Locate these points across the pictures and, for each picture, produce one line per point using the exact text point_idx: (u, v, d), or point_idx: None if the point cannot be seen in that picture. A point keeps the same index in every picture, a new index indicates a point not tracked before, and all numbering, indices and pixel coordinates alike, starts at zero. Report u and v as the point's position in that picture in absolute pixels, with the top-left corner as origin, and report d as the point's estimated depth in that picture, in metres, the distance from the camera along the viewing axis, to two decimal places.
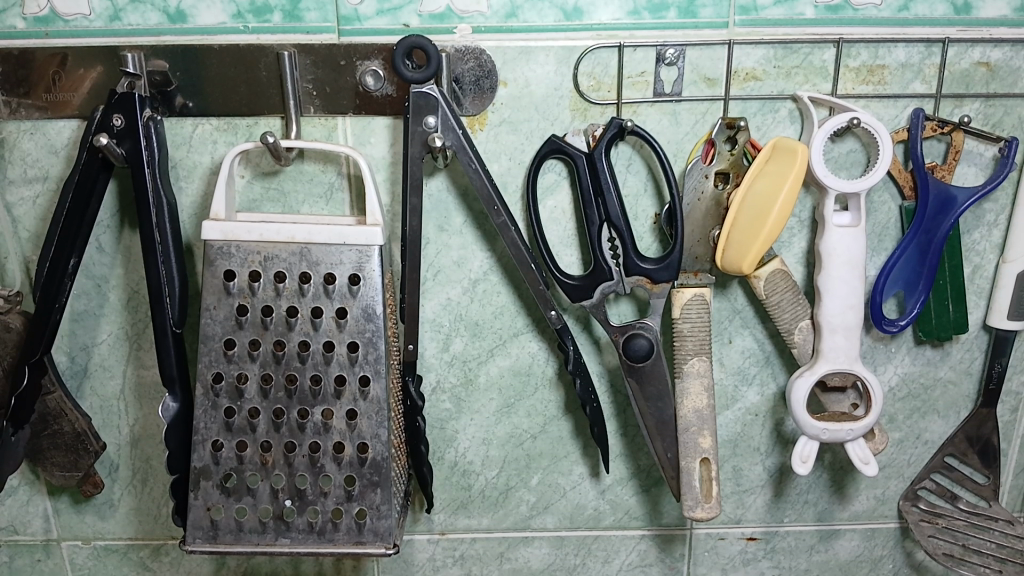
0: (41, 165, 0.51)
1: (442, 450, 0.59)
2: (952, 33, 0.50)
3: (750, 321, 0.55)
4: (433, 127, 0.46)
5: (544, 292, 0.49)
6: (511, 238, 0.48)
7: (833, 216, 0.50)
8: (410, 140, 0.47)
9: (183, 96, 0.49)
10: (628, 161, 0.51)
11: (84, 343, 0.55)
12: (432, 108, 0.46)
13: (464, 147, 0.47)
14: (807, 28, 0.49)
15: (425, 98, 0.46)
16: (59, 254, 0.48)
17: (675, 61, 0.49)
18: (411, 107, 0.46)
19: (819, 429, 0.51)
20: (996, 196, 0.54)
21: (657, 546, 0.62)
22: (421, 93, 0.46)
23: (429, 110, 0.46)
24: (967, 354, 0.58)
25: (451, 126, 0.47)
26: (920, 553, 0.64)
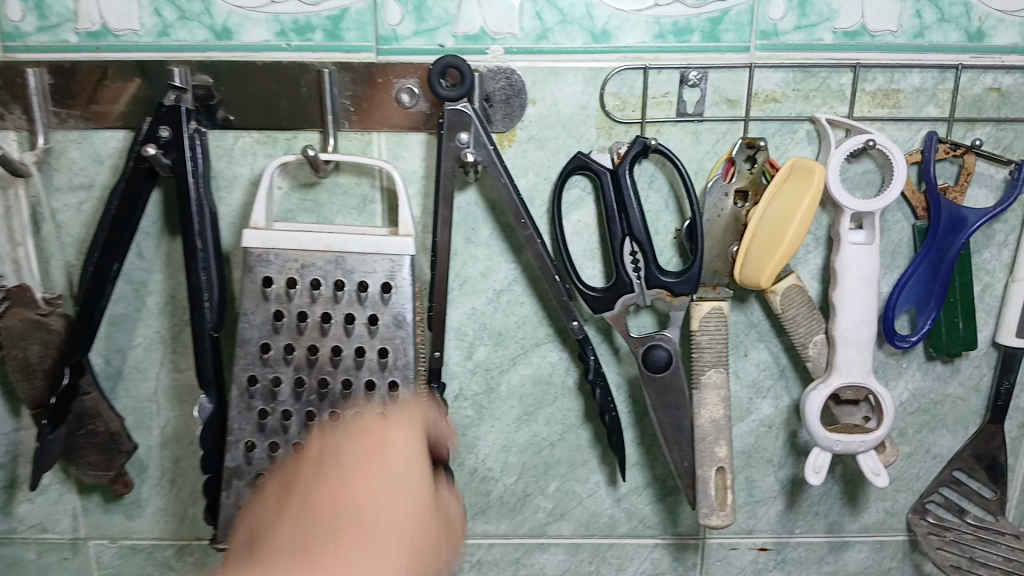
0: (87, 173, 0.53)
1: (462, 456, 0.60)
2: (964, 60, 0.52)
3: (765, 335, 0.57)
4: (466, 143, 0.48)
5: (567, 302, 0.51)
6: (537, 249, 0.50)
7: (848, 233, 0.51)
8: (443, 156, 0.48)
9: (225, 110, 0.51)
10: (650, 177, 0.53)
11: (120, 346, 0.57)
12: (465, 123, 0.48)
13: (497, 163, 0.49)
14: (825, 54, 0.51)
15: (458, 112, 0.48)
16: (103, 260, 0.50)
17: (699, 83, 0.51)
18: (445, 120, 0.48)
19: (832, 440, 0.52)
20: (1006, 217, 0.56)
21: (671, 555, 0.63)
22: (454, 107, 0.48)
23: (462, 125, 0.48)
24: (976, 371, 0.59)
25: (484, 143, 0.48)
26: (928, 565, 0.65)
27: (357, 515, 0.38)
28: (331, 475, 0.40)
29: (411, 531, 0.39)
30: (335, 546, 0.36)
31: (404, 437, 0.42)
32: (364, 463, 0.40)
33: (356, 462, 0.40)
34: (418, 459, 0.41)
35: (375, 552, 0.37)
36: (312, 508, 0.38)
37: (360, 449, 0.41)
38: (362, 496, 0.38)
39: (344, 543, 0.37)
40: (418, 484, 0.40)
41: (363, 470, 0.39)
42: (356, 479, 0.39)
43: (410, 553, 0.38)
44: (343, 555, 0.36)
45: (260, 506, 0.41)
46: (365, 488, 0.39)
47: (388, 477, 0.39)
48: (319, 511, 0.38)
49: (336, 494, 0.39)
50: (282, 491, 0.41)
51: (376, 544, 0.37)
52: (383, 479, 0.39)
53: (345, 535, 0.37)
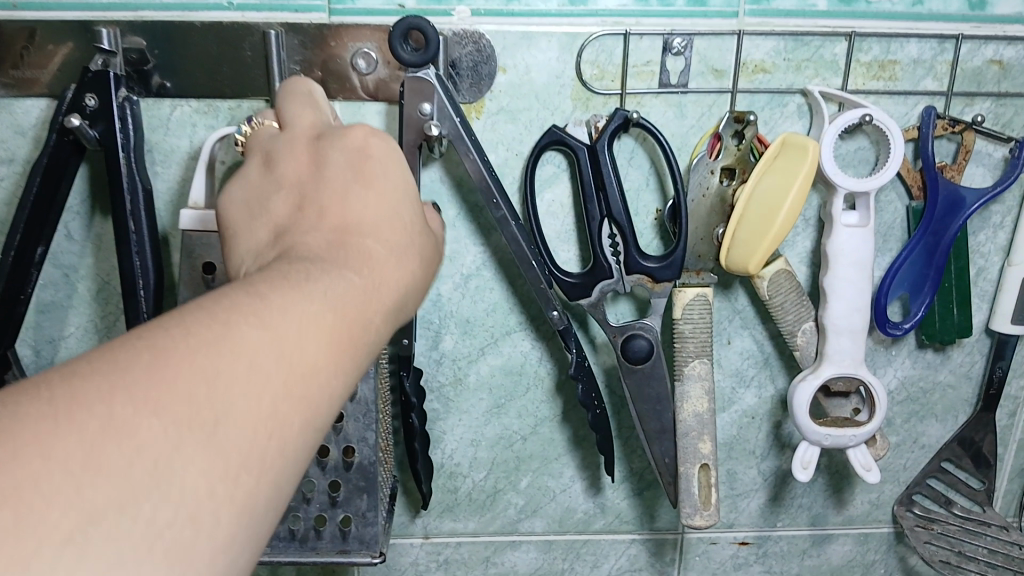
0: (7, 146, 0.48)
1: (428, 451, 0.56)
2: (965, 29, 0.48)
3: (750, 322, 0.54)
4: (430, 114, 0.44)
5: (546, 290, 0.47)
6: (511, 232, 0.46)
7: (841, 215, 0.48)
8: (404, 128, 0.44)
9: (161, 75, 0.46)
10: (630, 154, 0.49)
11: (51, 336, 0.52)
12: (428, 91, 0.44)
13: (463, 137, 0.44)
14: (819, 20, 0.47)
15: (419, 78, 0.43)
16: (25, 243, 0.45)
17: (683, 51, 0.47)
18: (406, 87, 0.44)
19: (822, 434, 0.49)
20: (1003, 197, 0.53)
21: (648, 551, 0.60)
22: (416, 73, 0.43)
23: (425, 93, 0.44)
24: (967, 358, 0.57)
25: (449, 114, 0.44)
26: (913, 557, 0.63)
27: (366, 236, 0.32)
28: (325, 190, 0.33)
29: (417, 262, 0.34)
30: (348, 258, 0.30)
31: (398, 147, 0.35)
32: (363, 180, 0.34)
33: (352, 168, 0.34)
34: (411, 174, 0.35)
35: (389, 272, 0.32)
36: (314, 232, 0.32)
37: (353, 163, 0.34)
38: (366, 221, 0.32)
39: (362, 263, 0.31)
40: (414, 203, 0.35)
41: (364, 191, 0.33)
42: (352, 194, 0.33)
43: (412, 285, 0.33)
44: (361, 269, 0.30)
45: (247, 239, 0.34)
46: (362, 201, 0.33)
47: (392, 202, 0.34)
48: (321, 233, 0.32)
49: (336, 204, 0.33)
50: (288, 199, 0.34)
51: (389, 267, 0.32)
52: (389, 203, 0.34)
53: (359, 250, 0.31)
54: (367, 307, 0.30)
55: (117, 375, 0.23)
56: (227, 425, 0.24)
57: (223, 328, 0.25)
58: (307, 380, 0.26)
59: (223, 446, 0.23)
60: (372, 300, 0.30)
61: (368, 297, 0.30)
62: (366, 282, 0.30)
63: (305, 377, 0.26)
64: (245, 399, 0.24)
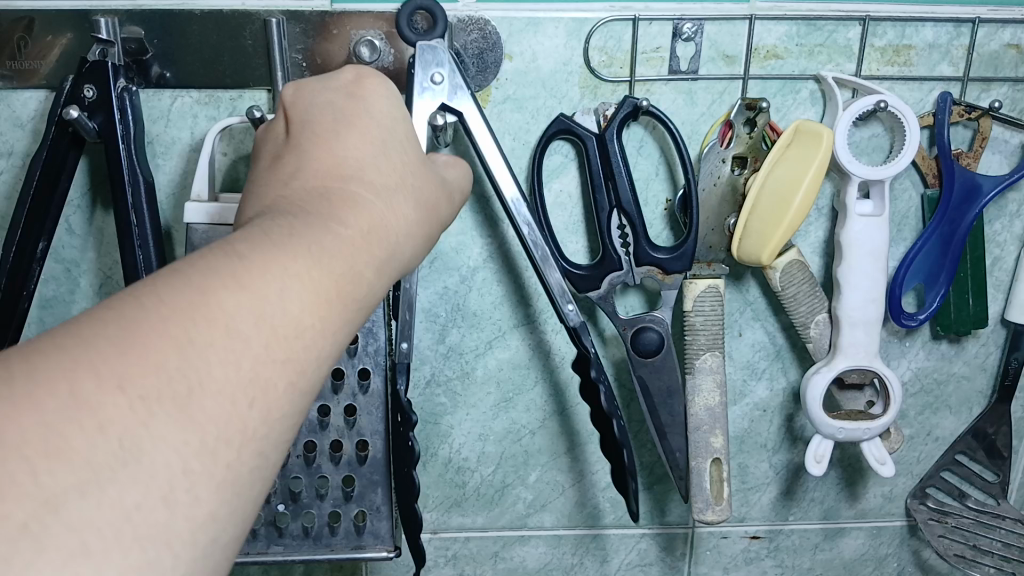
0: (6, 139, 0.47)
1: (435, 445, 0.56)
2: (982, 13, 0.47)
3: (761, 314, 0.53)
4: (442, 79, 0.42)
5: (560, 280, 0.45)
6: (522, 215, 0.44)
7: (856, 204, 0.47)
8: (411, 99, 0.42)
9: (160, 66, 0.45)
10: (640, 142, 0.48)
11: (52, 332, 0.51)
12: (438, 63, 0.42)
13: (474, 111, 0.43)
14: (831, 5, 0.46)
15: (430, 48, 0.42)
16: (27, 237, 0.44)
17: (693, 37, 0.46)
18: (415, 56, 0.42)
19: (836, 428, 0.48)
20: (1020, 185, 0.52)
21: (658, 545, 0.59)
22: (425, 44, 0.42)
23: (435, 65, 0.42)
24: (982, 349, 0.56)
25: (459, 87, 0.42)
26: (927, 551, 0.62)
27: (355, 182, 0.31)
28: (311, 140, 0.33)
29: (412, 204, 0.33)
30: (338, 203, 0.29)
31: (388, 93, 0.35)
32: (352, 127, 0.33)
33: (339, 117, 0.33)
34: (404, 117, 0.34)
35: (380, 217, 0.31)
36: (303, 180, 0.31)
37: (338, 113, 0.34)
38: (353, 167, 0.32)
39: (352, 209, 0.30)
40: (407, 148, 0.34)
41: (349, 138, 0.33)
42: (339, 141, 0.32)
43: (410, 227, 0.32)
44: (351, 214, 0.29)
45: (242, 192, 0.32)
46: (349, 148, 0.32)
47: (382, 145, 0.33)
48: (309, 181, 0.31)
49: (323, 154, 0.32)
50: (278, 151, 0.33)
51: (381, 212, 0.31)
52: (379, 146, 0.33)
53: (346, 197, 0.30)
54: (359, 252, 0.29)
55: (78, 350, 0.21)
56: (201, 395, 0.23)
57: (203, 282, 0.24)
58: (290, 339, 0.25)
59: (197, 416, 0.22)
60: (364, 246, 0.29)
61: (359, 241, 0.29)
62: (357, 227, 0.29)
63: (290, 338, 0.25)
64: (222, 363, 0.23)
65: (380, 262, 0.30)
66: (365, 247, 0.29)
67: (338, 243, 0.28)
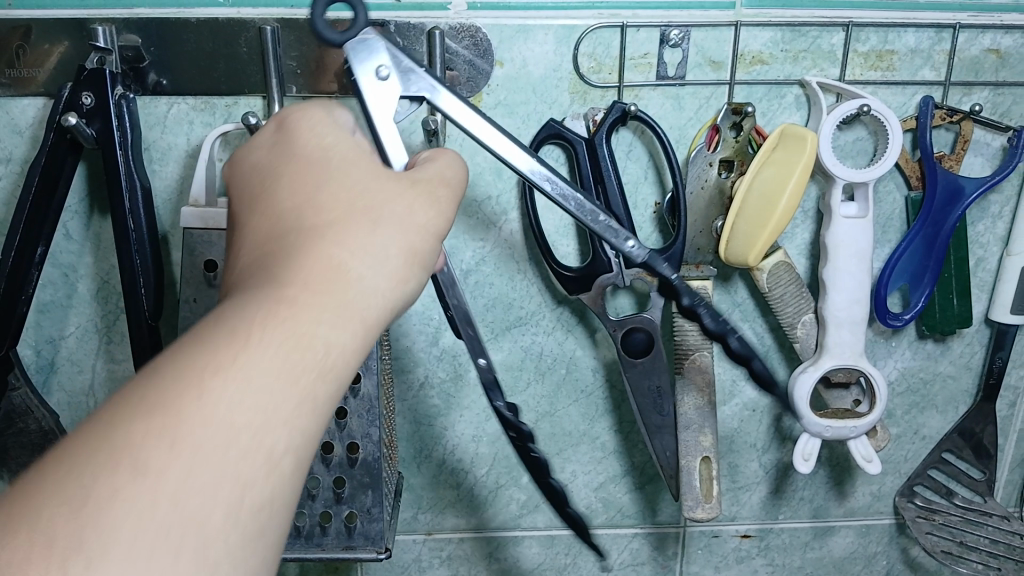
0: (5, 146, 0.48)
1: (430, 447, 0.56)
2: (962, 19, 0.48)
3: (750, 315, 0.54)
4: (388, 77, 0.37)
5: (605, 223, 0.38)
6: (555, 185, 0.37)
7: (840, 206, 0.48)
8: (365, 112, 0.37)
9: (156, 73, 0.46)
10: (629, 147, 0.49)
11: (51, 336, 0.52)
12: (377, 57, 0.37)
13: (433, 87, 0.37)
14: (815, 12, 0.47)
15: (362, 42, 0.37)
16: (25, 242, 0.45)
17: (680, 43, 0.47)
18: (350, 59, 0.37)
19: (822, 425, 0.49)
20: (1002, 187, 0.53)
21: (650, 545, 0.60)
22: (356, 34, 0.37)
23: (374, 59, 0.37)
24: (967, 349, 0.57)
25: (409, 71, 0.37)
26: (915, 549, 0.63)
27: (302, 232, 0.30)
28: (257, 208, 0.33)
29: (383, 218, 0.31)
30: (282, 263, 0.29)
31: (317, 121, 0.34)
32: (288, 182, 0.33)
33: (277, 176, 0.33)
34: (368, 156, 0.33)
35: (333, 254, 0.29)
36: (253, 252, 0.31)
37: (277, 170, 0.34)
38: (298, 219, 0.31)
39: (298, 262, 0.29)
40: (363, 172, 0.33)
41: (289, 195, 0.32)
42: (282, 200, 0.32)
43: (386, 243, 0.31)
44: (295, 268, 0.29)
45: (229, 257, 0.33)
46: (291, 203, 0.32)
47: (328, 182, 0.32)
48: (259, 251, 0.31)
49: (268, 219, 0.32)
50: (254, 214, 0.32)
51: (334, 249, 0.30)
52: (324, 187, 0.32)
53: (293, 252, 0.29)
54: (307, 300, 0.28)
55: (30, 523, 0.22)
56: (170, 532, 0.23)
57: (133, 402, 0.24)
58: (257, 434, 0.25)
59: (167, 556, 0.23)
60: (313, 291, 0.28)
61: (303, 288, 0.28)
62: (299, 276, 0.28)
63: (254, 434, 0.25)
64: (186, 491, 0.23)
65: (343, 297, 0.28)
66: (316, 293, 0.28)
67: (280, 299, 0.27)
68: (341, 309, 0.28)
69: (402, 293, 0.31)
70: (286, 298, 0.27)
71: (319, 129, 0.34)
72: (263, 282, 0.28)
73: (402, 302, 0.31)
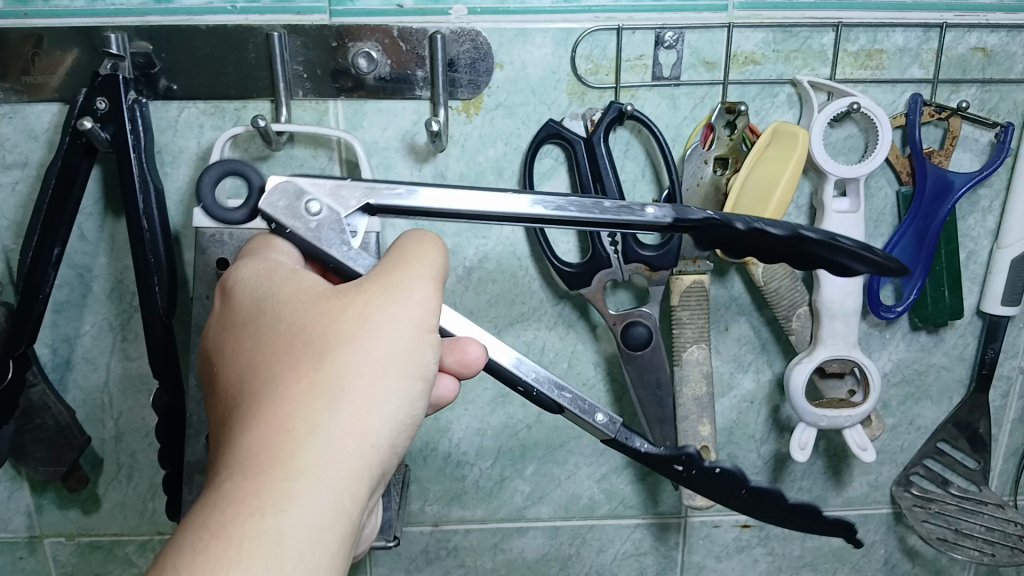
0: (21, 150, 0.49)
1: (435, 440, 0.58)
2: (949, 18, 0.50)
3: (746, 308, 0.55)
4: (320, 208, 0.37)
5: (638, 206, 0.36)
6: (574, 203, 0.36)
7: (833, 201, 0.49)
8: (327, 251, 0.37)
9: (167, 78, 0.48)
10: (626, 146, 0.50)
11: (66, 335, 0.54)
12: (301, 196, 0.37)
13: (372, 188, 0.37)
14: (806, 12, 0.49)
15: (279, 192, 0.37)
16: (42, 244, 0.46)
17: (675, 44, 0.48)
18: (281, 216, 0.37)
19: (818, 415, 0.50)
20: (991, 181, 0.54)
21: (652, 535, 0.61)
22: (269, 190, 0.37)
23: (300, 200, 0.37)
24: (961, 340, 0.58)
25: (336, 189, 0.37)
26: (913, 538, 0.64)
27: (265, 392, 0.33)
28: (231, 371, 0.35)
29: (337, 340, 0.33)
30: (246, 436, 0.31)
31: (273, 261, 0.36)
32: (261, 327, 0.35)
33: (243, 335, 0.36)
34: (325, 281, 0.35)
35: (294, 412, 0.31)
36: (232, 419, 0.34)
37: (241, 328, 0.36)
38: (263, 378, 0.33)
39: (260, 428, 0.31)
40: (316, 303, 0.34)
41: (257, 350, 0.35)
42: (250, 359, 0.35)
43: (346, 370, 0.32)
44: (255, 437, 0.31)
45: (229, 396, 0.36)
46: (257, 361, 0.34)
47: (286, 329, 0.34)
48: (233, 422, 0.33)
49: (246, 368, 0.35)
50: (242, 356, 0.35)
51: (294, 405, 0.31)
52: (282, 335, 0.34)
53: (257, 417, 0.32)
54: (275, 468, 0.30)
55: None
56: None
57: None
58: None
59: None
60: (278, 457, 0.30)
61: (278, 447, 0.30)
62: (261, 447, 0.30)
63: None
64: None
65: (311, 446, 0.31)
66: (284, 458, 0.30)
67: (250, 481, 0.29)
68: (312, 459, 0.30)
69: (387, 396, 0.32)
70: (253, 478, 0.30)
71: (263, 274, 0.36)
72: (232, 465, 0.30)
73: (395, 402, 0.32)
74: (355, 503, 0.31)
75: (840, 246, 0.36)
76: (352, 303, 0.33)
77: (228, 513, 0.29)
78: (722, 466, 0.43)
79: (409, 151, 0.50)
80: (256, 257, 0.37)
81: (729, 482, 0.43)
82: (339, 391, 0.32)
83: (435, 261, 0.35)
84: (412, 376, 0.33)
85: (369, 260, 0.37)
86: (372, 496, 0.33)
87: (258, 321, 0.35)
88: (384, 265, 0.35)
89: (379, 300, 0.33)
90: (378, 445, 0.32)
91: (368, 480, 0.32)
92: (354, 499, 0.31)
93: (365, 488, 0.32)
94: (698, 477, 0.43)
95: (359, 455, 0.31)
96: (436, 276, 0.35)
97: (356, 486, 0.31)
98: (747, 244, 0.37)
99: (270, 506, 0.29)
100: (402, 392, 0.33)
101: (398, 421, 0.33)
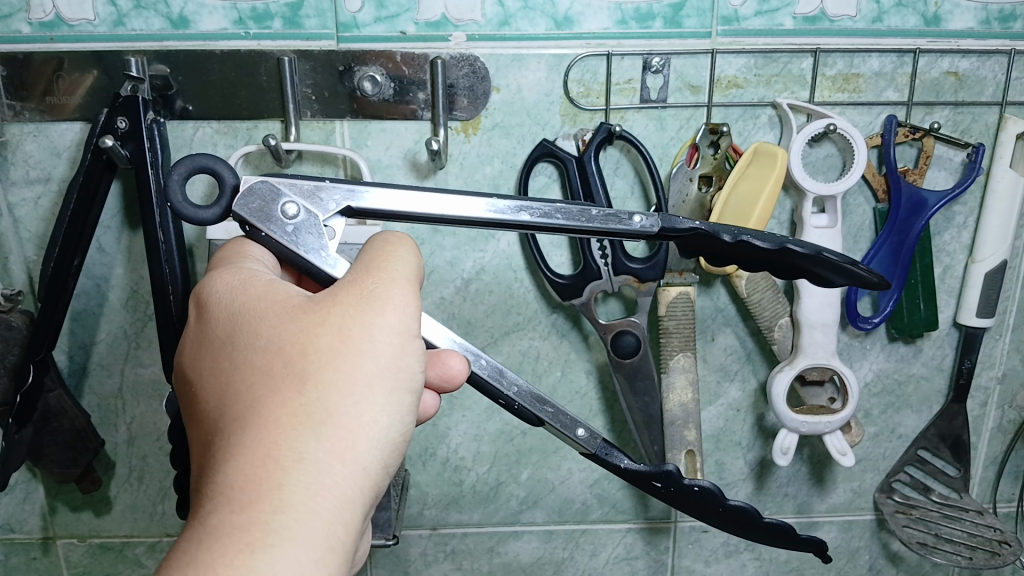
0: (44, 166, 0.52)
1: (434, 445, 0.60)
2: (922, 44, 0.52)
3: (732, 319, 0.57)
4: (296, 211, 0.37)
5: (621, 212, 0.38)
6: (561, 208, 0.38)
7: (811, 218, 0.52)
8: (304, 256, 0.37)
9: (183, 100, 0.51)
10: (616, 164, 0.53)
11: (82, 342, 0.56)
12: (277, 199, 0.36)
13: (352, 190, 0.37)
14: (786, 39, 0.52)
15: (252, 194, 0.36)
16: (63, 256, 0.49)
17: (662, 69, 0.51)
18: (254, 219, 0.36)
19: (798, 421, 0.53)
20: (965, 199, 0.57)
21: (643, 539, 0.64)
22: (242, 193, 0.36)
23: (276, 203, 0.36)
24: (939, 351, 0.60)
25: (314, 191, 0.37)
26: (896, 544, 0.66)
27: (246, 417, 0.32)
28: (210, 392, 0.35)
29: (318, 362, 0.32)
30: (228, 466, 0.31)
31: (247, 279, 0.36)
32: (237, 344, 0.35)
33: (219, 352, 0.35)
34: (302, 297, 0.35)
35: (279, 438, 0.31)
36: (214, 445, 0.34)
37: (217, 345, 0.36)
38: (244, 401, 0.33)
39: (241, 458, 0.31)
40: (292, 318, 0.34)
41: (234, 369, 0.34)
42: (229, 380, 0.34)
43: (330, 392, 0.32)
44: (238, 468, 0.31)
45: (203, 417, 0.35)
46: (236, 381, 0.34)
47: (263, 346, 0.34)
48: (214, 449, 0.33)
49: (224, 388, 0.34)
50: (217, 378, 0.35)
51: (278, 431, 0.31)
52: (260, 353, 0.34)
53: (239, 446, 0.31)
54: (262, 501, 0.30)
55: None
56: None
57: None
58: None
59: None
60: (264, 489, 0.30)
61: (263, 480, 0.30)
62: (245, 479, 0.30)
63: None
64: None
65: (300, 475, 0.30)
66: (270, 489, 0.30)
67: (237, 515, 0.29)
68: (301, 490, 0.30)
69: (373, 415, 0.32)
70: (241, 512, 0.29)
71: (237, 288, 0.36)
72: (216, 499, 0.30)
73: (383, 420, 0.32)
74: (348, 532, 0.31)
75: (824, 259, 0.38)
76: (330, 316, 0.33)
77: (217, 552, 0.29)
78: (700, 484, 0.44)
79: (411, 168, 0.53)
80: (229, 269, 0.37)
81: (707, 499, 0.44)
82: (324, 413, 0.32)
83: (408, 264, 0.35)
84: (397, 390, 0.33)
85: (344, 264, 0.37)
86: (366, 519, 0.33)
87: (234, 340, 0.35)
88: (358, 273, 0.34)
89: (359, 314, 0.33)
90: (368, 467, 0.32)
91: (360, 503, 0.32)
92: (347, 527, 0.31)
93: (358, 511, 0.32)
94: (677, 493, 0.44)
95: (348, 480, 0.31)
96: (412, 281, 0.35)
97: (349, 515, 0.31)
98: (732, 252, 0.40)
99: (260, 542, 0.29)
100: (389, 409, 0.33)
101: (386, 439, 0.33)
